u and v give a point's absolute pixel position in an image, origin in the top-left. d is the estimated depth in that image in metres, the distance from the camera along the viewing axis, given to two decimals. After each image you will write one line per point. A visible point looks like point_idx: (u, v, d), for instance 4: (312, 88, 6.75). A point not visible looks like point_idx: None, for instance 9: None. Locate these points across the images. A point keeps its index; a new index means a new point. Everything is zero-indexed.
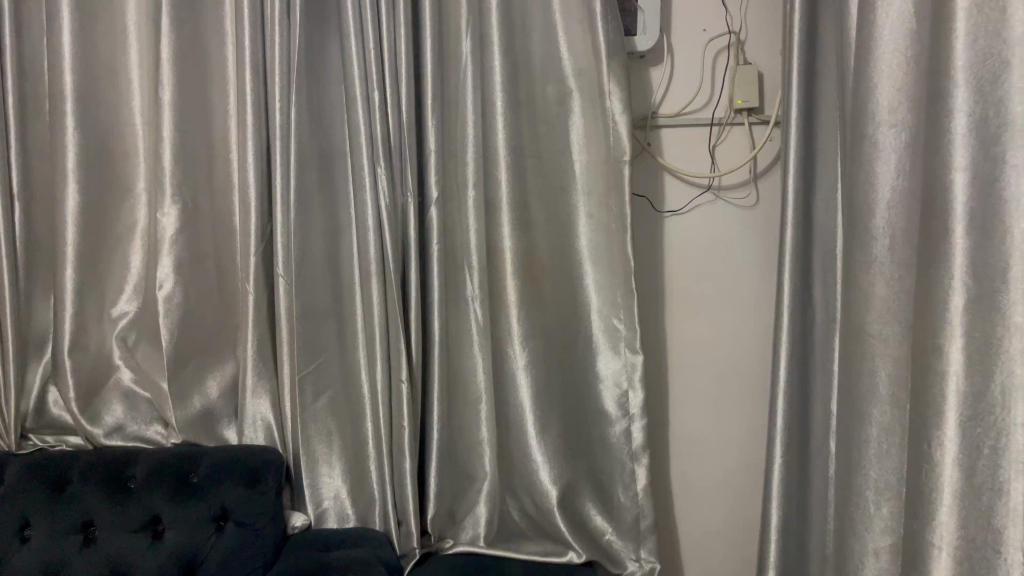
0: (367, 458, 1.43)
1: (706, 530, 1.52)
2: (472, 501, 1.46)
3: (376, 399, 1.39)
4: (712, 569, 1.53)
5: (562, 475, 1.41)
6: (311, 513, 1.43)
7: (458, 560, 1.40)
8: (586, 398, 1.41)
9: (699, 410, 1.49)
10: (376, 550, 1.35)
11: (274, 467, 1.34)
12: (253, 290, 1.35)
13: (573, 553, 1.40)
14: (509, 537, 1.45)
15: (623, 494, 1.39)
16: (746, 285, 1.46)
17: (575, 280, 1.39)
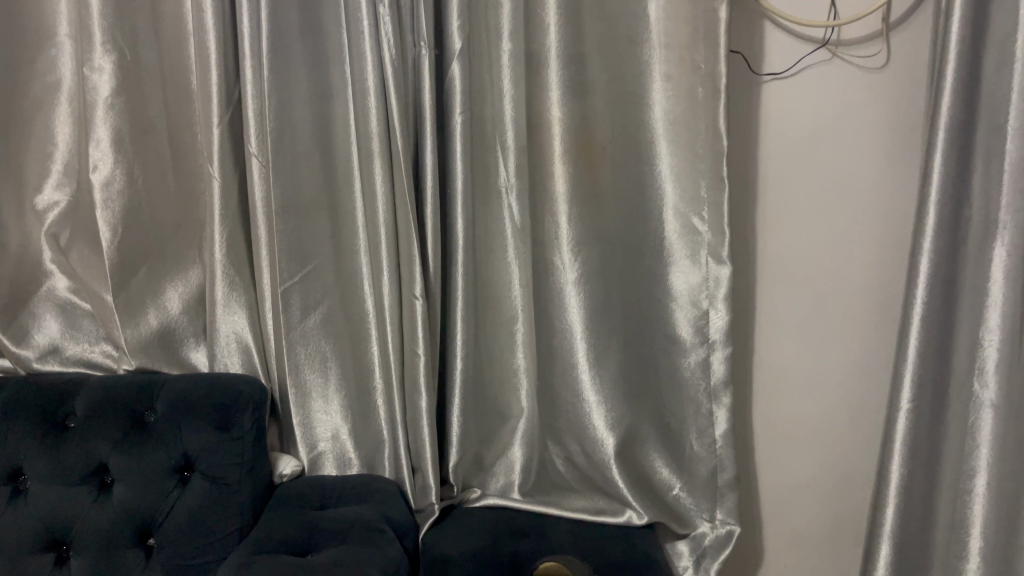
0: (372, 391, 1.13)
1: (792, 480, 1.22)
2: (503, 444, 1.17)
3: (383, 319, 1.08)
4: (799, 526, 1.24)
5: (621, 417, 1.11)
6: (304, 457, 1.14)
7: (487, 518, 1.13)
8: (654, 320, 1.08)
9: (794, 336, 1.17)
10: (382, 509, 1.07)
11: (256, 403, 1.05)
12: (219, 175, 1.03)
13: (632, 513, 1.12)
14: (549, 489, 1.17)
15: (695, 442, 1.09)
16: (867, 175, 1.10)
17: (644, 166, 1.04)
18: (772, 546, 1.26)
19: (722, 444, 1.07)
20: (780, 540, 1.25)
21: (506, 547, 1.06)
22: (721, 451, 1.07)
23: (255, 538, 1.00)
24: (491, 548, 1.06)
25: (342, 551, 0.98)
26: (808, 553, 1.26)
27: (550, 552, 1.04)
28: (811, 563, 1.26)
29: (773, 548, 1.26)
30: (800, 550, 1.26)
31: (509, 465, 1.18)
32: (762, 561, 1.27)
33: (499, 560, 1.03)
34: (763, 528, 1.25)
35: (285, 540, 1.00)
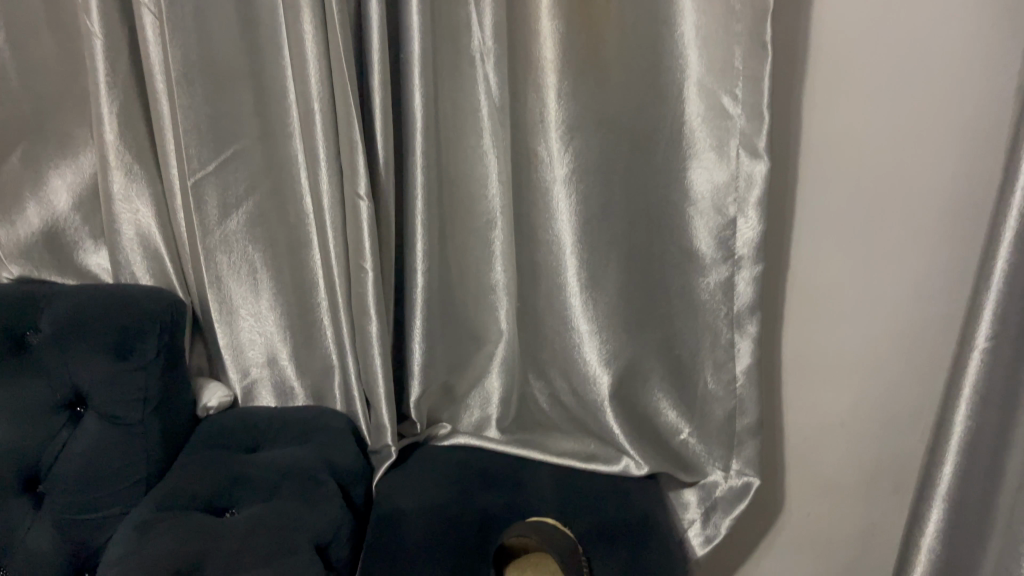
0: (317, 309, 0.93)
1: (825, 421, 1.02)
2: (479, 372, 0.98)
3: (324, 223, 0.85)
4: (829, 471, 1.05)
5: (620, 351, 0.90)
6: (236, 385, 0.96)
7: (454, 463, 0.94)
8: (667, 227, 0.85)
9: (840, 251, 0.93)
10: (325, 453, 0.88)
11: (161, 325, 0.84)
12: (101, 35, 0.78)
13: (630, 461, 0.92)
14: (531, 428, 0.97)
15: (710, 380, 0.88)
16: (955, 46, 0.83)
17: (663, 27, 0.78)
18: (794, 491, 1.07)
19: (743, 382, 0.86)
20: (805, 487, 1.07)
21: (476, 500, 0.87)
22: (743, 392, 0.87)
23: (162, 490, 0.81)
24: (456, 502, 0.86)
25: (267, 511, 0.79)
26: (836, 500, 1.07)
27: (527, 511, 0.85)
28: (839, 511, 1.08)
29: (796, 493, 1.07)
30: (829, 498, 1.07)
31: (485, 398, 0.99)
32: (783, 510, 1.08)
33: (465, 517, 0.84)
34: (786, 471, 1.06)
35: (199, 494, 0.81)
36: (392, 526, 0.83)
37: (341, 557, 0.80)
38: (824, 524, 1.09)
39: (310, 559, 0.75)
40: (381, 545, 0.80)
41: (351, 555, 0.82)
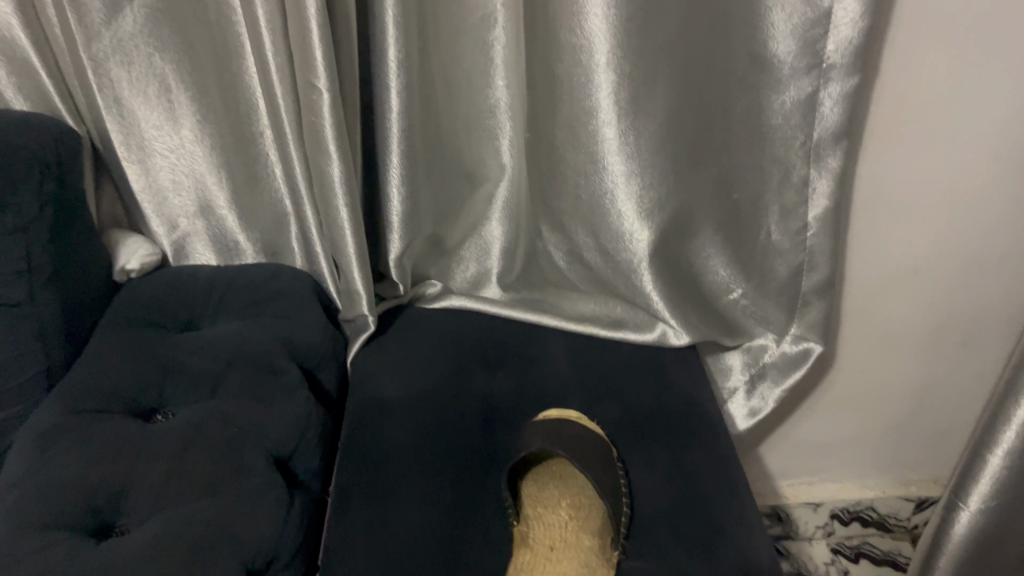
0: (261, 140, 0.71)
1: (901, 272, 0.83)
2: (475, 219, 0.77)
3: (255, 25, 0.61)
4: (897, 328, 0.87)
5: (668, 199, 0.68)
6: (162, 240, 0.76)
7: (447, 335, 0.75)
8: (736, 23, 0.61)
9: (956, 59, 0.68)
10: (284, 331, 0.69)
11: (45, 168, 0.62)
12: None
13: (666, 328, 0.73)
14: (541, 285, 0.78)
15: (775, 230, 0.69)
16: None
17: None
18: (850, 349, 0.89)
19: (817, 232, 0.67)
20: (859, 340, 0.89)
21: (477, 385, 0.69)
22: (813, 243, 0.68)
23: (68, 385, 0.62)
24: (451, 390, 0.68)
25: (207, 416, 0.60)
26: (897, 357, 0.90)
27: (542, 398, 0.68)
28: (898, 372, 0.91)
29: (849, 350, 0.89)
30: (891, 358, 0.90)
31: (484, 250, 0.78)
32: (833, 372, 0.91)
33: (463, 412, 0.66)
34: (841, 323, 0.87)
35: (118, 393, 0.62)
36: (373, 427, 0.65)
37: (308, 468, 0.62)
38: (878, 383, 0.92)
39: (270, 480, 0.57)
40: (361, 453, 0.62)
41: (323, 464, 0.64)
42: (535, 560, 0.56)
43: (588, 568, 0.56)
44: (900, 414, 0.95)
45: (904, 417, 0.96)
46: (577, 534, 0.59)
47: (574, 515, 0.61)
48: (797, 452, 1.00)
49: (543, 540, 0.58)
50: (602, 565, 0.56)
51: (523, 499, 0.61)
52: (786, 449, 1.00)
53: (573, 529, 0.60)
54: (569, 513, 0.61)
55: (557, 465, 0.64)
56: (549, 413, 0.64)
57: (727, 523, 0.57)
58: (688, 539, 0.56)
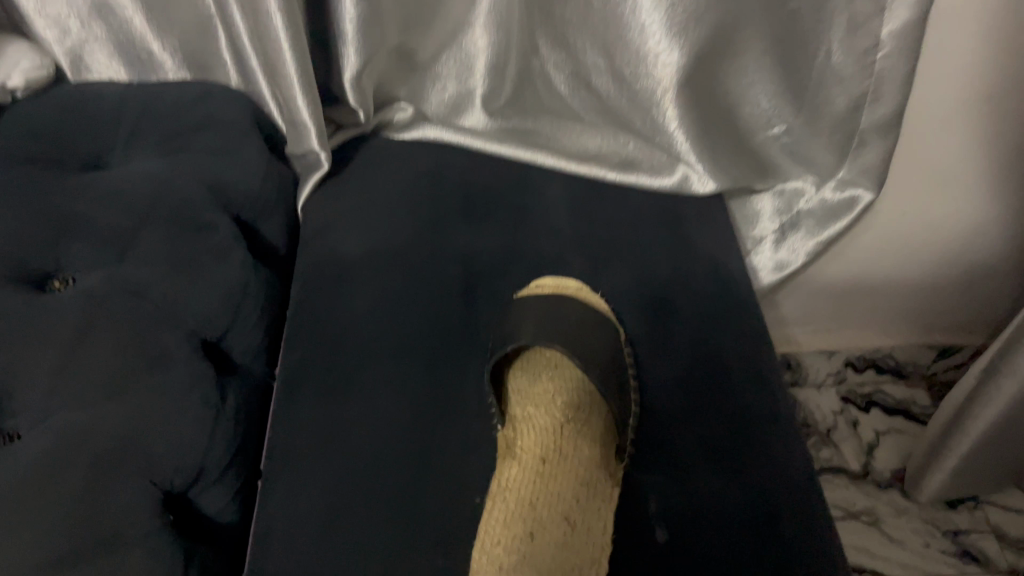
0: None
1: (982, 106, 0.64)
2: (456, 26, 0.59)
3: None
4: (961, 171, 0.70)
5: (708, 11, 0.52)
6: (54, 48, 0.60)
7: (419, 176, 0.62)
8: None
9: None
10: (213, 173, 0.54)
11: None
12: None
13: (688, 171, 0.60)
14: (536, 112, 0.64)
15: (835, 49, 0.54)
16: None
17: None
18: (898, 193, 0.73)
19: (891, 54, 0.52)
20: (911, 181, 0.72)
21: (456, 242, 0.56)
22: (883, 67, 0.53)
23: None
24: (423, 251, 0.56)
25: (109, 286, 0.46)
26: (955, 208, 0.74)
27: (533, 261, 0.56)
28: (953, 222, 0.76)
29: (898, 195, 0.73)
30: (947, 206, 0.74)
31: (465, 65, 0.61)
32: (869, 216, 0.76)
33: (439, 278, 0.54)
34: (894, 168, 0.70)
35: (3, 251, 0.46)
36: (328, 297, 0.54)
37: (247, 348, 0.51)
38: (925, 237, 0.78)
39: (199, 366, 0.46)
40: (316, 333, 0.52)
41: (269, 342, 0.53)
42: (523, 470, 0.47)
43: (585, 483, 0.47)
44: (945, 269, 0.82)
45: (948, 269, 0.82)
46: (575, 441, 0.50)
47: (572, 416, 0.51)
48: (819, 300, 0.88)
49: (534, 446, 0.48)
50: (603, 481, 0.47)
51: (509, 395, 0.52)
52: (806, 296, 0.87)
53: (571, 434, 0.50)
54: (566, 413, 0.51)
55: (554, 356, 0.54)
56: (545, 283, 0.53)
57: (759, 424, 0.47)
58: (711, 446, 0.46)
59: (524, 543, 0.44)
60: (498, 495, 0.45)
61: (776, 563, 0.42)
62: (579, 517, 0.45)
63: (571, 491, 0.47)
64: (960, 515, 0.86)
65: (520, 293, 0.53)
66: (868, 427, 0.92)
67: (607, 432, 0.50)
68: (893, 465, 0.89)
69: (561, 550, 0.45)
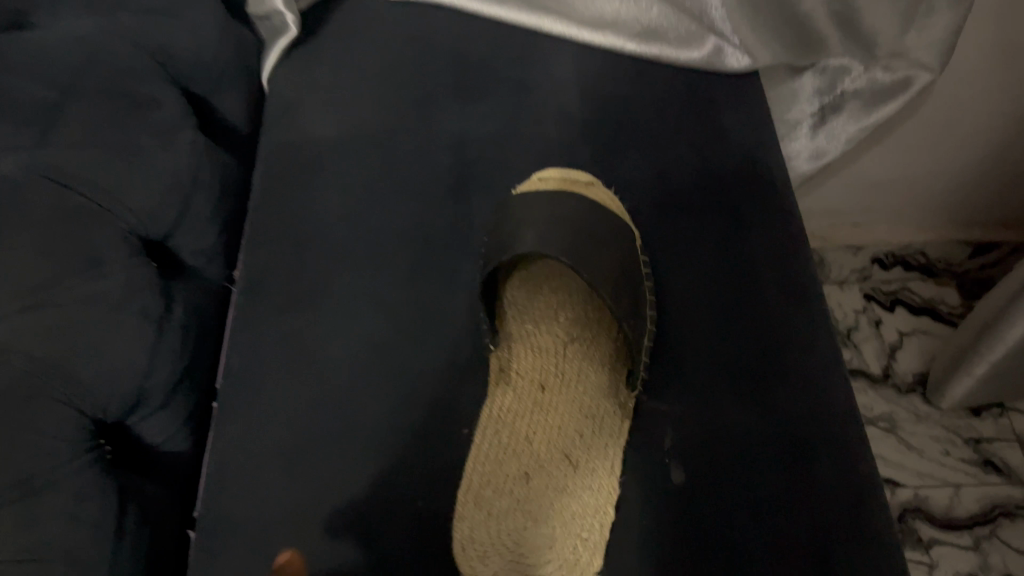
0: None
1: None
2: None
3: None
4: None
5: None
6: None
7: (404, 45, 0.52)
8: None
9: None
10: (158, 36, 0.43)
11: None
12: None
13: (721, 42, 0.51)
14: None
15: None
16: None
17: None
18: (961, 75, 0.63)
19: None
20: (977, 62, 0.62)
21: (447, 127, 0.49)
22: None
23: None
24: (405, 137, 0.48)
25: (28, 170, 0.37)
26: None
27: (537, 150, 0.47)
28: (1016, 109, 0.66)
29: (960, 79, 0.63)
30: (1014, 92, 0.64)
31: None
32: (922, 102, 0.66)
33: (424, 171, 0.47)
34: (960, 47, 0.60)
35: None
36: (296, 190, 0.46)
37: (200, 248, 0.44)
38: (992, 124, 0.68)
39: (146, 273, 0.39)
40: (280, 233, 0.45)
41: (230, 241, 0.46)
42: (518, 401, 0.42)
43: (590, 417, 0.42)
44: (1001, 163, 0.73)
45: (1004, 162, 0.73)
46: (580, 367, 0.44)
47: (574, 338, 0.45)
48: (855, 187, 0.77)
49: (529, 372, 0.44)
50: (610, 414, 0.41)
51: (506, 308, 0.45)
52: (840, 183, 0.77)
53: (574, 359, 0.45)
54: (568, 333, 0.45)
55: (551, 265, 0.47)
56: (547, 176, 0.45)
57: (788, 345, 0.40)
58: (732, 371, 0.39)
59: (518, 484, 0.40)
60: (488, 432, 0.40)
61: (801, 514, 0.36)
62: (581, 456, 0.41)
63: (573, 425, 0.42)
64: (983, 423, 0.77)
65: (518, 188, 0.45)
66: (892, 327, 0.82)
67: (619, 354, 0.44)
68: (917, 367, 0.79)
69: (560, 491, 0.40)
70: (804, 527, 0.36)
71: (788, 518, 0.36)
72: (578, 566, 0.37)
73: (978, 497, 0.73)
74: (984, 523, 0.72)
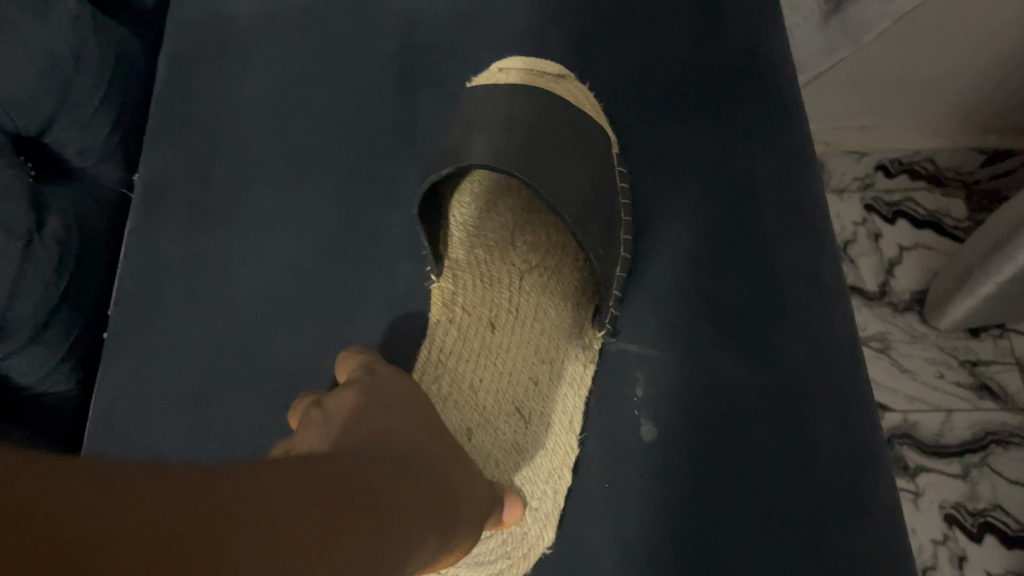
0: None
1: None
2: None
3: None
4: None
5: None
6: None
7: None
8: None
9: None
10: None
11: None
12: None
13: None
14: None
15: None
16: None
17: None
18: None
19: None
20: None
21: (392, 5, 0.40)
22: None
23: None
24: (341, 20, 0.40)
25: None
26: None
27: (499, 38, 0.40)
28: None
29: None
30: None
31: None
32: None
33: (365, 60, 0.39)
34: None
35: None
36: (213, 83, 0.39)
37: (88, 149, 0.37)
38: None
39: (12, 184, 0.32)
40: (190, 136, 0.38)
41: (131, 142, 0.40)
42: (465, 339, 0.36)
43: (547, 362, 0.36)
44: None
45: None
46: (538, 300, 0.38)
47: (534, 265, 0.39)
48: (865, 86, 0.69)
49: (477, 304, 0.37)
50: (571, 362, 0.35)
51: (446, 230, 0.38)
52: (849, 81, 0.68)
53: (532, 291, 0.38)
54: (524, 261, 0.39)
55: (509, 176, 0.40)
56: (510, 66, 0.38)
57: (793, 279, 0.34)
58: (721, 311, 0.34)
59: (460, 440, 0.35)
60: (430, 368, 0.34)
61: (793, 481, 0.31)
62: (537, 409, 0.35)
63: (526, 372, 0.36)
64: (981, 344, 0.69)
65: (475, 79, 0.38)
66: (891, 241, 0.74)
67: (584, 285, 0.38)
68: (917, 286, 0.72)
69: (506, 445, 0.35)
70: (794, 499, 0.31)
71: (785, 479, 0.31)
72: (524, 541, 0.33)
73: (970, 422, 0.66)
74: (974, 450, 0.65)
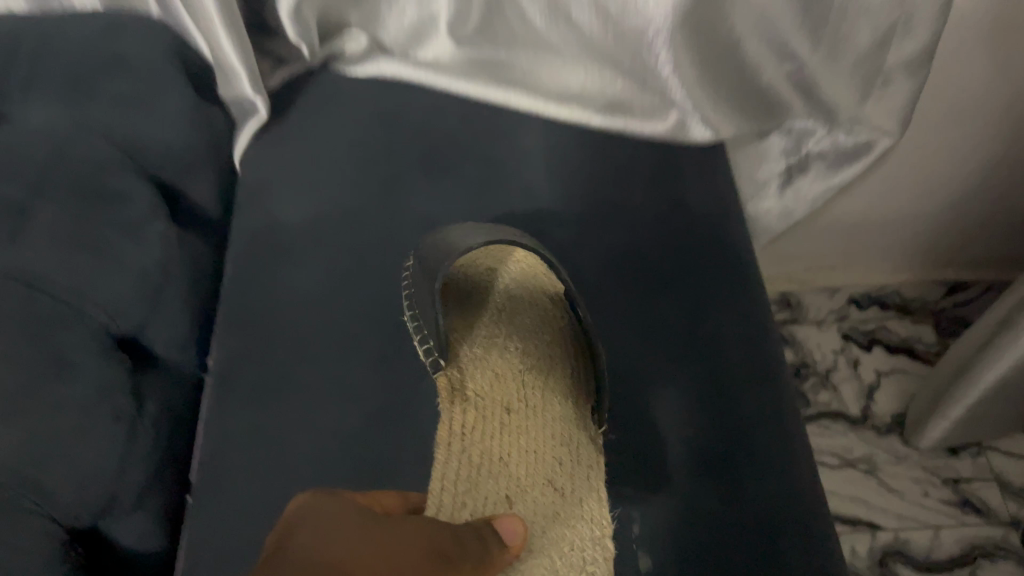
0: None
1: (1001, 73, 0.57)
2: None
3: None
4: (985, 121, 0.62)
5: None
6: None
7: (374, 125, 0.53)
8: None
9: None
10: None
11: None
12: None
13: (684, 114, 0.53)
14: (511, 43, 0.54)
15: None
16: None
17: None
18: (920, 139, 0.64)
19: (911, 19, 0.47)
20: (936, 123, 0.62)
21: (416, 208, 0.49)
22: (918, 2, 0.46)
23: None
24: (375, 221, 0.49)
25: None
26: (980, 155, 0.66)
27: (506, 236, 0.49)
28: (972, 171, 0.68)
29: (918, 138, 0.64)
30: (969, 156, 0.66)
31: None
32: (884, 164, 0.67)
33: (394, 253, 0.48)
34: (923, 108, 0.61)
35: None
36: (270, 281, 0.47)
37: (173, 340, 0.45)
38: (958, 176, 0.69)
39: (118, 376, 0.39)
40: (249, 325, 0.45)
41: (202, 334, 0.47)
42: (484, 424, 0.44)
43: (563, 439, 0.44)
44: (967, 217, 0.75)
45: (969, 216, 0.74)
46: (543, 386, 0.46)
47: (531, 357, 0.47)
48: (828, 235, 0.78)
49: (492, 392, 0.45)
50: (582, 439, 0.43)
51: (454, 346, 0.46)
52: (815, 231, 0.77)
53: (537, 378, 0.46)
54: (523, 354, 0.47)
55: (508, 286, 0.49)
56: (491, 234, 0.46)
57: (760, 431, 0.42)
58: (703, 457, 0.41)
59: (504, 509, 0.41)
60: (452, 453, 0.42)
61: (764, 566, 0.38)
62: (563, 479, 0.42)
63: (549, 450, 0.43)
64: (961, 463, 0.75)
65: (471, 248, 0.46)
66: (869, 367, 0.81)
67: (579, 373, 0.46)
68: (896, 408, 0.78)
69: (543, 511, 0.41)
70: None
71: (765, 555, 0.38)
72: None
73: (957, 537, 0.71)
74: (963, 564, 0.69)
